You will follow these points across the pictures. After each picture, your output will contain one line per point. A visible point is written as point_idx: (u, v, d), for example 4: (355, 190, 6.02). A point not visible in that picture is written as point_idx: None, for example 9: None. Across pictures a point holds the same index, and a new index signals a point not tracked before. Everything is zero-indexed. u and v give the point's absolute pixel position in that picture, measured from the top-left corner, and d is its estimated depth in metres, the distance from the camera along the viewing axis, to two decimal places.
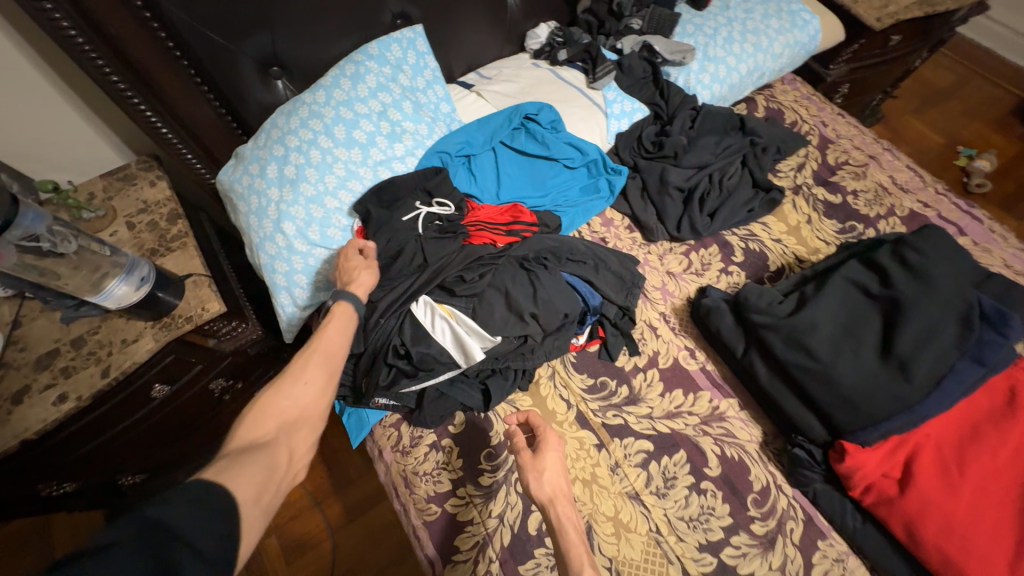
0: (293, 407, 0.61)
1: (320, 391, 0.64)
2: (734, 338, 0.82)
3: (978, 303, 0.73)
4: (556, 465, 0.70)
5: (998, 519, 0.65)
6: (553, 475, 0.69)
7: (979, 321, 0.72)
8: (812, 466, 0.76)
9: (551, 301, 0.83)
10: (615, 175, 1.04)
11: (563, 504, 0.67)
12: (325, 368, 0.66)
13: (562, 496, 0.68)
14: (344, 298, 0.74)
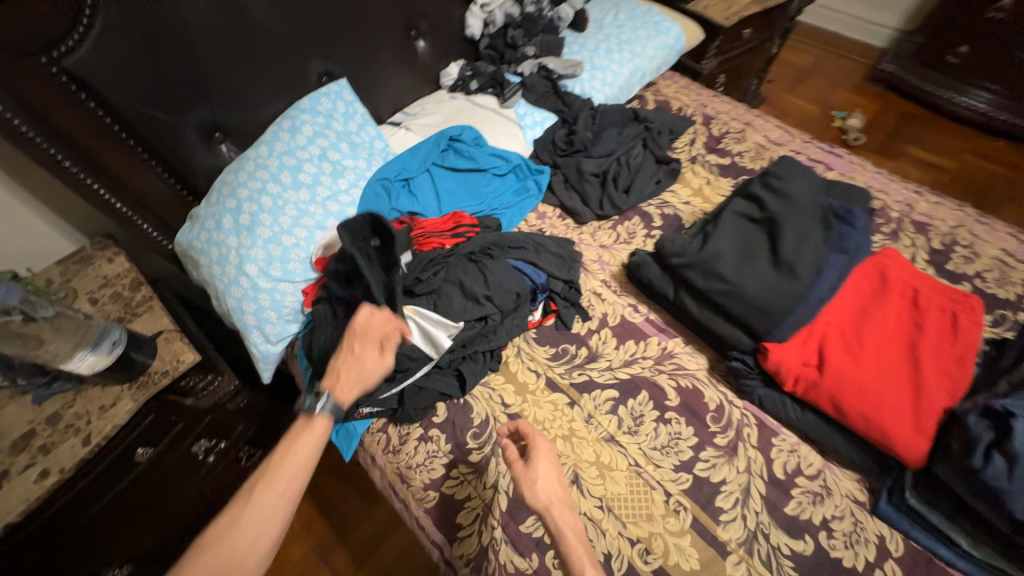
0: (245, 542, 0.62)
1: (262, 543, 0.63)
2: (664, 283, 0.95)
3: (828, 206, 0.92)
4: (551, 473, 0.74)
5: (898, 375, 0.78)
6: (545, 476, 0.74)
7: (835, 220, 0.90)
8: (750, 374, 0.88)
9: (502, 285, 0.93)
10: (539, 174, 1.20)
11: (558, 509, 0.71)
12: (283, 512, 0.65)
13: (557, 501, 0.72)
14: (328, 407, 0.73)
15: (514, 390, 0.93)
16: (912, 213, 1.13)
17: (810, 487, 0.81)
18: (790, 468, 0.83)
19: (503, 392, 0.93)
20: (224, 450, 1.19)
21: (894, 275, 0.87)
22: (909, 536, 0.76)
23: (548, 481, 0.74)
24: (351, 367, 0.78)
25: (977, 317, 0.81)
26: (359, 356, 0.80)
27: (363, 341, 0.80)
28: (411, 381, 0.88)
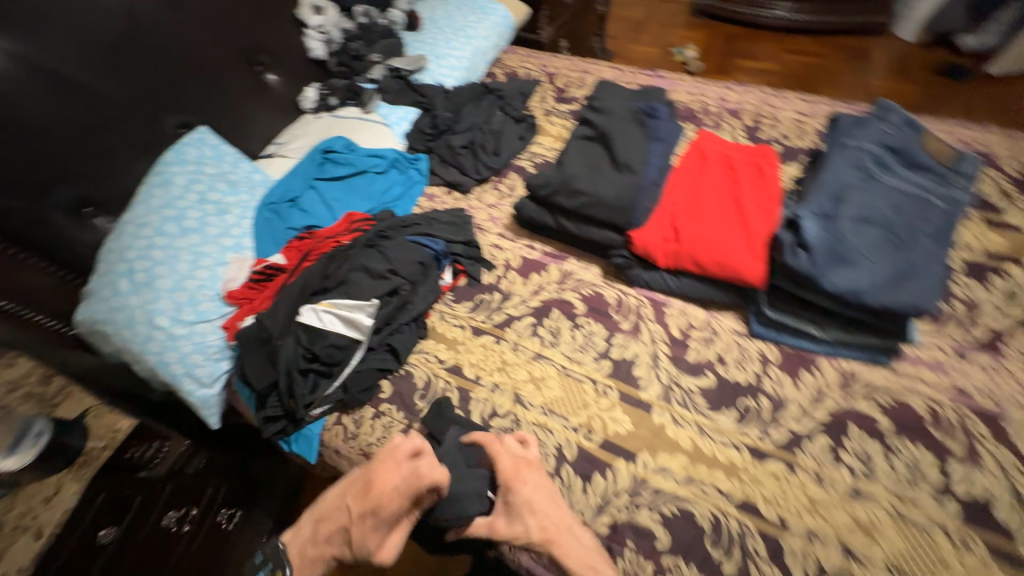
0: None
1: None
2: (543, 216, 1.09)
3: (640, 108, 1.09)
4: (550, 506, 0.78)
5: (732, 222, 0.96)
6: (540, 504, 0.78)
7: (652, 117, 1.07)
8: (632, 265, 1.04)
9: (403, 261, 1.03)
10: (417, 162, 1.32)
11: (558, 540, 0.75)
12: None
13: (555, 533, 0.75)
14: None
15: (446, 346, 1.02)
16: (726, 104, 1.35)
17: (702, 335, 0.98)
18: (684, 327, 0.99)
19: (437, 351, 1.02)
20: (200, 516, 1.09)
21: (711, 151, 1.07)
22: (779, 342, 0.94)
23: (536, 510, 0.77)
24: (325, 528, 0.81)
25: (773, 162, 1.03)
26: (347, 524, 0.79)
27: (363, 498, 0.78)
28: (350, 369, 0.95)
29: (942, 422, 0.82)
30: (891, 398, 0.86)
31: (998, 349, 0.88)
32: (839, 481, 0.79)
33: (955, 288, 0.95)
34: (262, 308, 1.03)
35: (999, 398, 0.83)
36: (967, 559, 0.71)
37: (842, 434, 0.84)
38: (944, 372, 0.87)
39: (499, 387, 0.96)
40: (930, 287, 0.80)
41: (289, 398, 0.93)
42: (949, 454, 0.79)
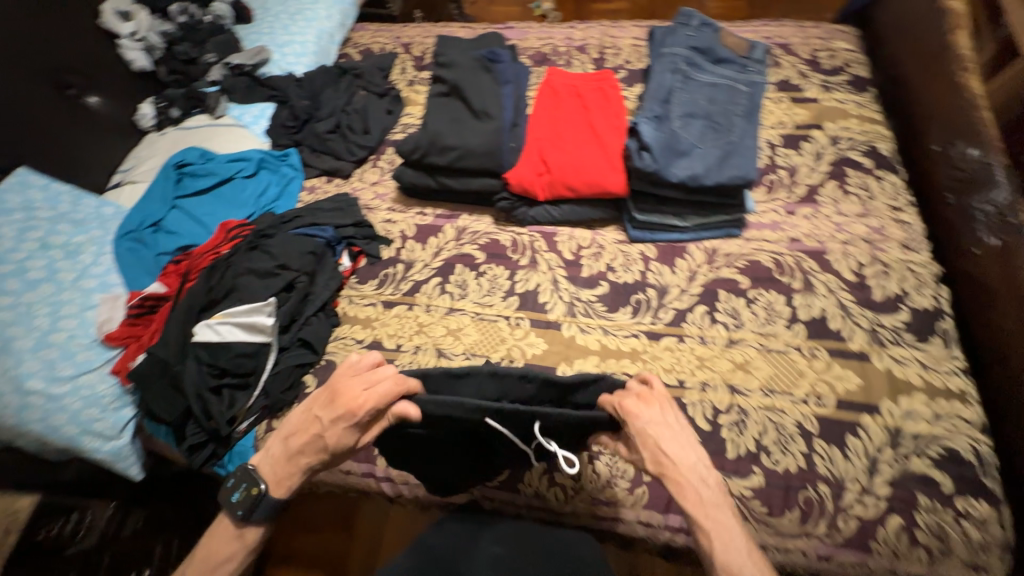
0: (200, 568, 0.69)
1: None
2: (423, 180, 1.12)
3: (485, 57, 1.14)
4: (671, 447, 0.64)
5: (589, 143, 1.05)
6: (667, 445, 0.64)
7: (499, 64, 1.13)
8: (516, 206, 1.10)
9: (292, 254, 1.02)
10: (287, 157, 1.26)
11: (681, 480, 0.63)
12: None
13: (676, 471, 0.63)
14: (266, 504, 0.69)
15: (361, 327, 1.03)
16: (573, 42, 1.43)
17: (591, 251, 1.07)
18: (574, 248, 1.08)
19: (353, 333, 1.02)
20: None
21: (560, 84, 1.14)
22: (653, 240, 1.06)
23: (660, 450, 0.64)
24: (294, 441, 0.70)
25: (613, 83, 1.13)
26: (321, 435, 0.69)
27: (332, 406, 0.69)
28: (266, 374, 0.93)
29: (784, 268, 1.00)
30: (746, 261, 1.02)
31: (815, 200, 1.07)
32: (718, 337, 0.94)
33: (778, 160, 1.13)
34: (152, 341, 0.96)
35: (820, 238, 1.02)
36: (815, 365, 0.89)
37: (714, 300, 0.98)
38: (780, 229, 1.05)
39: (421, 348, 0.99)
40: (749, 158, 0.96)
41: (207, 420, 0.89)
42: (792, 292, 0.97)
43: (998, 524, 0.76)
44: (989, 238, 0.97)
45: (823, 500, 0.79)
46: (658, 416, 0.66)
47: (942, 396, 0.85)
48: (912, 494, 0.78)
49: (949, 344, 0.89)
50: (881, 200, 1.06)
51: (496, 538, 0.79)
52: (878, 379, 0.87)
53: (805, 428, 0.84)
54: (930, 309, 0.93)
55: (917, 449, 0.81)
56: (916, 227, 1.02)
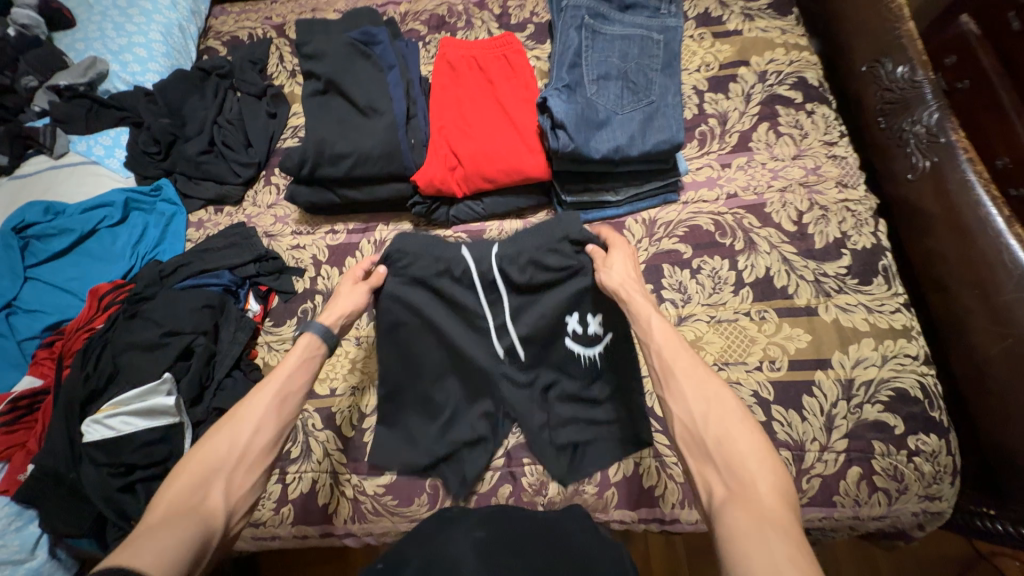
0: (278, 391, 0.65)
1: (266, 411, 0.63)
2: (323, 195, 0.97)
3: (361, 41, 0.97)
4: (626, 264, 0.75)
5: (502, 126, 0.93)
6: (618, 272, 0.74)
7: (377, 45, 0.96)
8: (433, 208, 0.99)
9: (183, 315, 0.88)
10: (160, 191, 1.07)
11: (632, 285, 0.72)
12: (281, 392, 0.65)
13: (630, 281, 0.73)
14: (313, 327, 0.70)
15: None
16: None
17: None
18: None
19: None
20: None
21: (456, 57, 0.98)
22: (589, 220, 0.98)
23: (603, 269, 0.76)
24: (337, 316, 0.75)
25: (517, 47, 0.98)
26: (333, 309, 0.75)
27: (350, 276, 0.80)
28: (187, 454, 0.83)
29: (725, 228, 0.94)
30: (687, 227, 0.96)
31: (749, 147, 1.00)
32: (668, 316, 0.90)
33: (707, 108, 1.05)
34: (40, 446, 0.83)
35: (757, 189, 0.97)
36: (765, 328, 0.86)
37: (659, 277, 0.93)
38: (716, 185, 0.98)
39: (360, 387, 0.91)
40: (673, 117, 0.87)
41: (127, 522, 0.79)
42: (735, 253, 0.92)
43: (946, 453, 0.78)
44: (921, 161, 0.95)
45: (786, 466, 0.79)
46: (620, 247, 0.77)
47: (889, 337, 0.84)
48: (868, 443, 0.79)
49: (890, 281, 0.88)
50: (814, 137, 1.00)
51: (478, 521, 0.68)
52: (827, 333, 0.85)
53: (762, 397, 0.82)
54: (870, 247, 0.91)
55: (870, 396, 0.81)
56: (850, 160, 0.98)
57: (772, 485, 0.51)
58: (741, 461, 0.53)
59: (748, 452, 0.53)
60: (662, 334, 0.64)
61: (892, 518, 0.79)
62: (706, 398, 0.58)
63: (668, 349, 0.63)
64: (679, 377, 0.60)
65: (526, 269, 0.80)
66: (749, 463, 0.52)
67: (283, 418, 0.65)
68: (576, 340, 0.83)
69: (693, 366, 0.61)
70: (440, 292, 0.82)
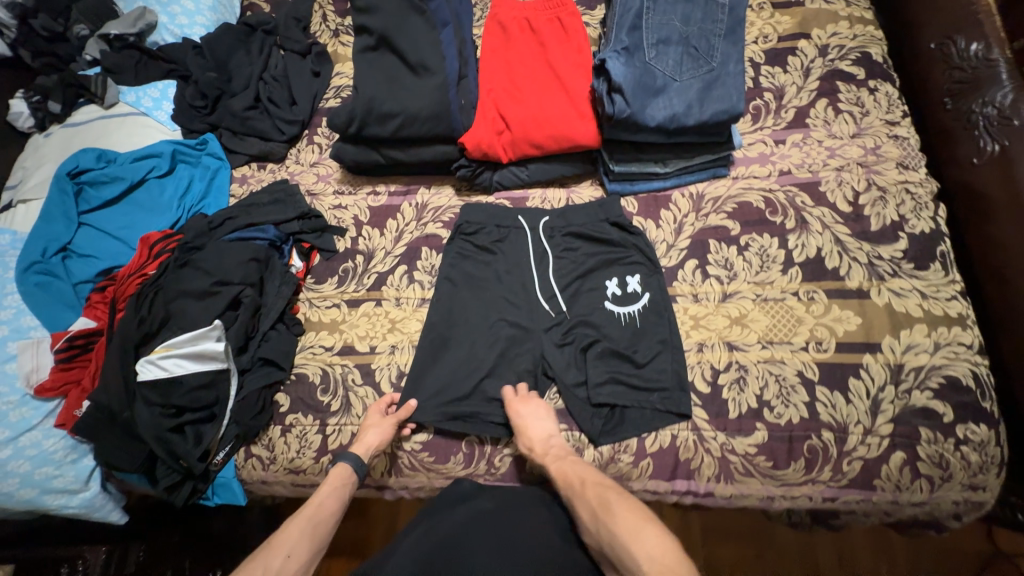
0: (309, 521, 0.75)
1: (302, 544, 0.72)
2: (368, 155, 0.97)
3: None
4: (531, 422, 0.80)
5: (553, 91, 0.91)
6: (529, 429, 0.80)
7: None
8: (478, 172, 0.98)
9: (231, 266, 0.89)
10: (206, 145, 1.08)
11: (537, 448, 0.78)
12: (317, 529, 0.75)
13: (536, 441, 0.79)
14: (348, 457, 0.81)
15: (328, 332, 0.94)
16: None
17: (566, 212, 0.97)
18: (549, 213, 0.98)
19: (321, 340, 0.94)
20: None
21: (508, 18, 0.96)
22: (634, 191, 0.96)
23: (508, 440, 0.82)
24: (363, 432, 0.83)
25: (571, 8, 0.95)
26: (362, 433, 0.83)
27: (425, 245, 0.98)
28: (233, 400, 0.86)
29: (776, 206, 0.92)
30: (736, 203, 0.93)
31: (805, 124, 0.97)
32: (712, 292, 0.89)
33: (763, 81, 1.01)
34: (94, 384, 0.86)
35: (812, 167, 0.94)
36: (814, 309, 0.85)
37: (705, 252, 0.91)
38: (768, 162, 0.95)
39: (398, 346, 0.92)
40: (734, 87, 0.84)
41: (176, 460, 0.82)
42: (785, 232, 0.90)
43: (995, 444, 0.77)
44: (990, 145, 0.90)
45: (827, 447, 0.78)
46: (519, 400, 0.83)
47: (943, 324, 0.82)
48: (914, 428, 0.77)
49: (948, 268, 0.85)
50: (875, 116, 0.96)
51: (491, 497, 0.80)
52: (878, 316, 0.83)
53: (806, 376, 0.81)
54: (929, 232, 0.87)
55: (919, 382, 0.79)
56: (912, 142, 0.94)
57: (651, 557, 0.58)
58: (625, 552, 0.61)
59: (629, 535, 0.62)
60: (557, 469, 0.76)
61: (931, 505, 0.78)
62: (596, 513, 0.68)
63: (565, 478, 0.74)
64: (578, 501, 0.71)
65: (568, 239, 0.94)
66: (632, 547, 0.61)
67: (313, 549, 0.73)
68: (615, 301, 0.89)
69: (583, 488, 0.72)
70: (488, 250, 0.95)
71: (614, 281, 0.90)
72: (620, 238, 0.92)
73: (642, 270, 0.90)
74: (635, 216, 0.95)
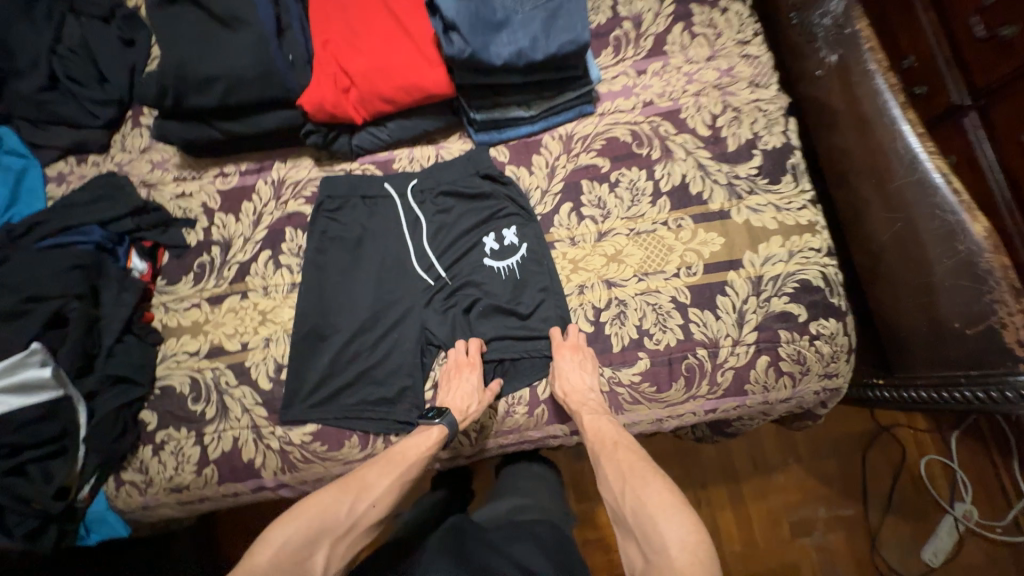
0: (391, 479, 0.69)
1: (386, 493, 0.68)
2: (198, 131, 0.85)
3: None
4: (577, 371, 0.78)
5: (394, 38, 0.83)
6: (570, 380, 0.78)
7: None
8: (332, 137, 0.89)
9: (44, 279, 0.77)
10: (2, 143, 0.92)
11: (574, 395, 0.77)
12: (392, 489, 0.69)
13: (576, 391, 0.77)
14: (447, 420, 0.74)
15: (190, 336, 0.85)
16: None
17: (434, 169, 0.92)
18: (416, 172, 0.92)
19: (183, 346, 0.85)
20: None
21: None
22: (504, 140, 0.92)
23: (553, 376, 0.80)
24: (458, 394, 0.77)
25: None
26: (461, 397, 0.77)
27: (289, 224, 0.90)
28: (85, 428, 0.76)
29: (642, 138, 0.92)
30: (603, 140, 0.92)
31: (664, 51, 0.96)
32: (588, 234, 0.88)
33: (620, 10, 0.98)
34: None
35: (673, 94, 0.94)
36: (682, 236, 0.87)
37: (578, 194, 0.90)
38: (632, 94, 0.94)
39: (273, 338, 0.85)
40: (578, 14, 0.82)
41: (25, 503, 0.72)
42: (652, 163, 0.90)
43: (843, 334, 0.84)
44: (829, 55, 0.93)
45: (702, 363, 0.82)
46: (569, 351, 0.80)
47: (795, 233, 0.87)
48: (775, 332, 0.83)
49: (798, 179, 0.90)
50: (727, 36, 0.96)
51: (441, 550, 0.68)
52: (738, 234, 0.86)
53: (679, 301, 0.84)
54: (779, 146, 0.91)
55: (777, 290, 0.84)
56: (762, 59, 0.96)
57: (680, 538, 0.56)
58: (652, 525, 0.58)
59: (658, 509, 0.59)
60: (594, 429, 0.74)
61: (796, 399, 0.86)
62: (625, 475, 0.66)
63: (598, 435, 0.73)
64: (605, 459, 0.70)
65: (439, 199, 0.89)
66: (659, 524, 0.58)
67: (392, 500, 0.69)
68: (494, 255, 0.87)
69: (614, 451, 0.70)
70: (355, 222, 0.88)
71: (489, 237, 0.87)
72: (496, 189, 0.89)
73: (518, 221, 0.88)
74: (507, 167, 0.92)
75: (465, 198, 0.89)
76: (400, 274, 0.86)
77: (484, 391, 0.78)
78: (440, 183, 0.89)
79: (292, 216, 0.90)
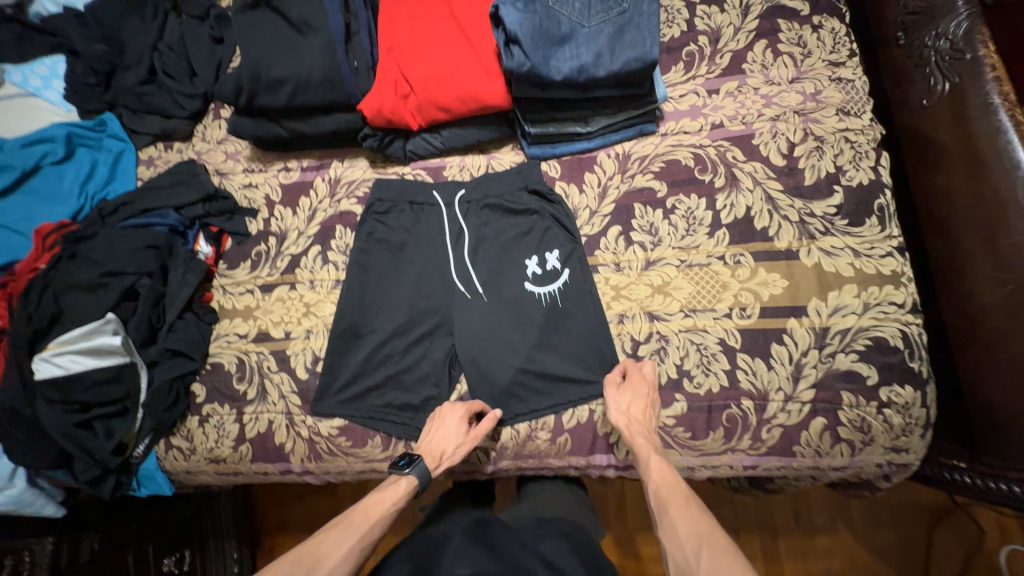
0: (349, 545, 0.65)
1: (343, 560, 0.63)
2: (267, 128, 0.91)
3: None
4: (646, 406, 0.73)
5: (456, 48, 0.83)
6: (638, 414, 0.73)
7: None
8: (387, 141, 0.91)
9: (124, 256, 0.86)
10: (105, 126, 1.02)
11: (638, 430, 0.72)
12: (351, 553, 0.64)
13: (639, 423, 0.72)
14: (418, 467, 0.73)
15: (242, 319, 0.91)
16: None
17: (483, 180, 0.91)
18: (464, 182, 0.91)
19: (234, 328, 0.91)
20: None
21: None
22: (557, 155, 0.89)
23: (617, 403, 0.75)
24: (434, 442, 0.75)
25: None
26: (439, 443, 0.75)
27: (341, 222, 0.93)
28: (144, 394, 0.83)
29: (705, 163, 0.85)
30: (663, 162, 0.87)
31: (741, 70, 0.88)
32: (635, 261, 0.84)
33: (698, 23, 0.91)
34: None
35: (746, 118, 0.86)
36: (739, 273, 0.80)
37: (629, 218, 0.85)
38: (700, 115, 0.88)
39: (313, 331, 0.88)
40: (647, 30, 0.79)
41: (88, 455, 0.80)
42: (714, 191, 0.84)
43: (920, 406, 0.74)
44: (939, 84, 0.81)
45: (746, 416, 0.76)
46: (633, 382, 0.75)
47: (874, 283, 0.77)
48: (836, 393, 0.75)
49: (885, 222, 0.79)
50: (818, 57, 0.87)
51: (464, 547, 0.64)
52: (805, 277, 0.78)
53: (727, 344, 0.78)
54: (866, 183, 0.81)
55: (844, 345, 0.75)
56: (857, 83, 0.85)
57: None
58: None
59: None
60: (660, 473, 0.68)
61: (855, 468, 0.76)
62: (701, 535, 0.60)
63: (665, 481, 0.68)
64: (671, 508, 0.64)
65: (481, 213, 0.88)
66: None
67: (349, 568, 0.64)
68: (534, 277, 0.84)
69: (685, 505, 0.64)
70: (401, 226, 0.89)
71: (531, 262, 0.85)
72: (543, 207, 0.86)
73: (562, 243, 0.85)
74: (558, 184, 0.89)
75: (511, 214, 0.87)
76: (439, 282, 0.86)
77: (468, 438, 0.76)
78: (490, 195, 0.88)
79: (343, 215, 0.93)
